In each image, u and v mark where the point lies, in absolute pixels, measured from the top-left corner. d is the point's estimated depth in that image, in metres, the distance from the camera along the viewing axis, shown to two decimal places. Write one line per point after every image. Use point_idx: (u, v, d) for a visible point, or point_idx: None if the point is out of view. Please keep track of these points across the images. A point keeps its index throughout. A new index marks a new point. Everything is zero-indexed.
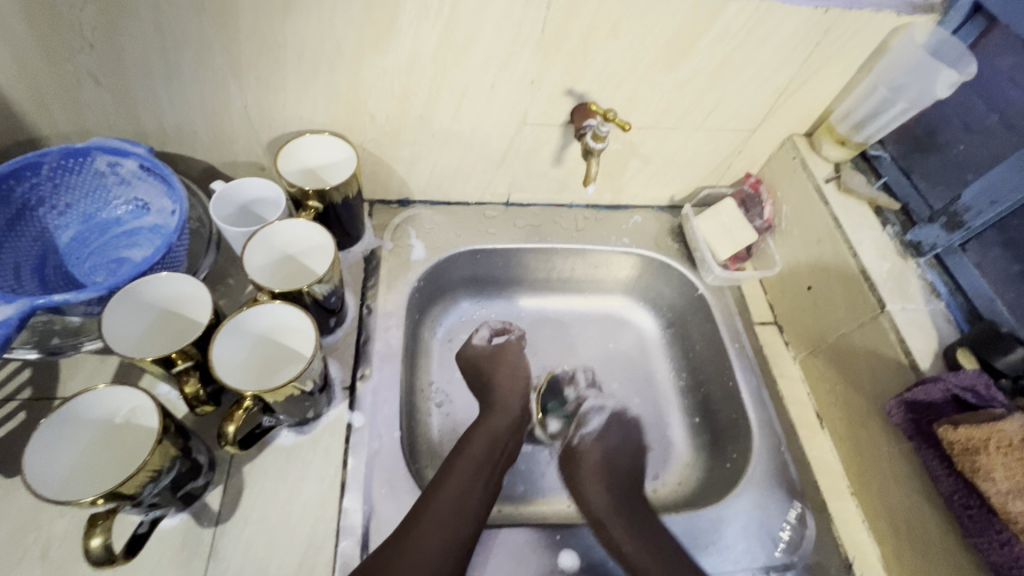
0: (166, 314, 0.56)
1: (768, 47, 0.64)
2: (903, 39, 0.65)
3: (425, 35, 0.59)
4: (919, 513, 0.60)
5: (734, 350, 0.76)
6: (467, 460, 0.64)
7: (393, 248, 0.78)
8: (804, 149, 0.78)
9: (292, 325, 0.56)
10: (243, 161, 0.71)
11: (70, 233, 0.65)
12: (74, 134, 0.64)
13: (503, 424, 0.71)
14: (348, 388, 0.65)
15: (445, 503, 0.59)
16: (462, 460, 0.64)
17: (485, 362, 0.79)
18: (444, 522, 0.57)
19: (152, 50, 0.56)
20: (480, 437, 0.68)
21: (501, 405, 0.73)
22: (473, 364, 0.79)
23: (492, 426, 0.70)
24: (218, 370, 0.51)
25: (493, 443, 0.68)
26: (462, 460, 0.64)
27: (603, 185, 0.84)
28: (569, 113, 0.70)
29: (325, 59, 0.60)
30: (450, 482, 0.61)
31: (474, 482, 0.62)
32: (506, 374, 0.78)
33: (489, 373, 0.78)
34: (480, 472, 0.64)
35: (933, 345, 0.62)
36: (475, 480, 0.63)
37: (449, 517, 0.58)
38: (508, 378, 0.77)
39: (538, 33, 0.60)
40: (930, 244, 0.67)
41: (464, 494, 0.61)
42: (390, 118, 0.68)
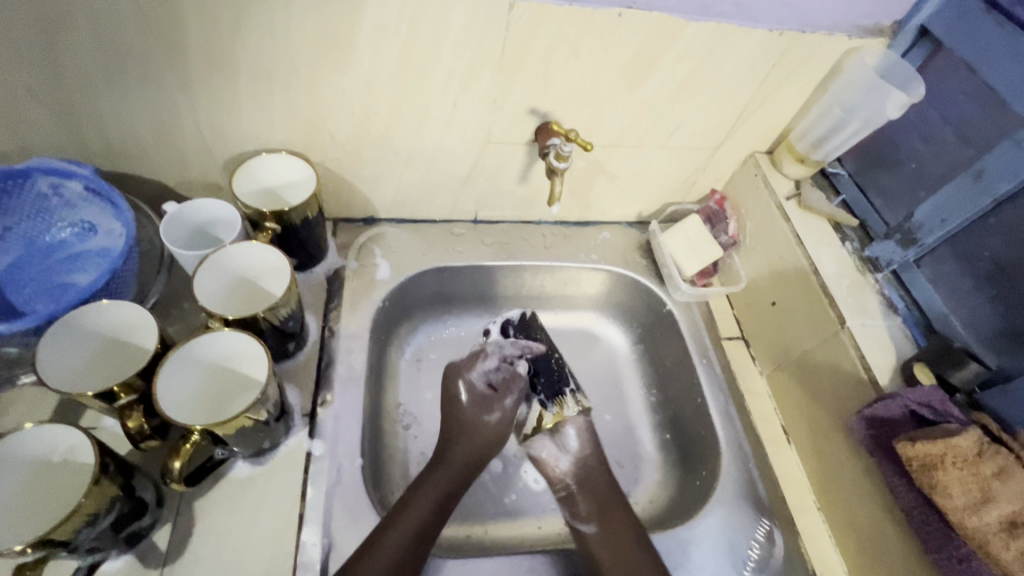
0: (110, 344, 0.54)
1: (726, 68, 0.65)
2: (855, 61, 0.67)
3: (383, 54, 0.58)
4: (883, 528, 0.60)
5: (702, 366, 0.76)
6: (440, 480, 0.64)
7: (358, 268, 0.76)
8: (766, 166, 0.79)
9: (245, 352, 0.54)
10: (198, 181, 0.69)
11: (9, 258, 0.62)
12: (14, 154, 0.61)
13: (483, 443, 0.71)
14: (308, 415, 0.63)
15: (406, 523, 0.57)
16: (433, 479, 0.64)
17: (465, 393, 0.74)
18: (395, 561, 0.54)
19: (97, 69, 0.54)
20: (456, 458, 0.68)
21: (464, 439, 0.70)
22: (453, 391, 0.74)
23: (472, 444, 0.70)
24: (161, 404, 0.49)
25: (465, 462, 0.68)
26: (433, 480, 0.64)
27: (570, 202, 0.84)
28: (533, 132, 0.70)
29: (280, 78, 0.59)
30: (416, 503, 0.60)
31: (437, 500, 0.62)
32: (478, 411, 0.73)
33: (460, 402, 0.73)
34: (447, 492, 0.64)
35: (891, 360, 0.63)
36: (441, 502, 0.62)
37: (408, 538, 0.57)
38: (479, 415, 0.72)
39: (498, 53, 0.60)
40: (886, 260, 0.70)
41: (424, 516, 0.59)
42: (351, 137, 0.67)
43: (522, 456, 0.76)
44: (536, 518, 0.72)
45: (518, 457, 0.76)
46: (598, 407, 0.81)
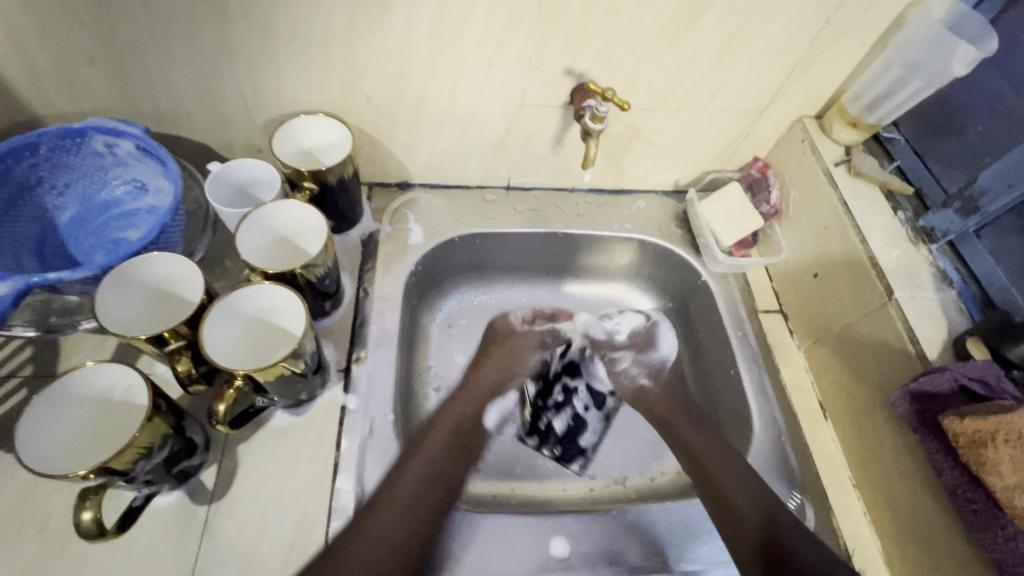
0: (160, 294, 0.57)
1: (777, 22, 0.62)
2: (920, 13, 0.62)
3: (419, 12, 0.57)
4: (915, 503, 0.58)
5: (736, 338, 0.75)
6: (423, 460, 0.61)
7: (391, 232, 0.77)
8: (814, 131, 0.75)
9: (283, 306, 0.56)
10: (240, 143, 0.71)
11: (69, 214, 0.65)
12: (71, 114, 0.65)
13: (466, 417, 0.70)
14: (343, 371, 0.65)
15: (399, 497, 0.57)
16: (419, 453, 0.62)
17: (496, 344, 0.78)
18: (407, 505, 0.58)
19: (145, 29, 0.56)
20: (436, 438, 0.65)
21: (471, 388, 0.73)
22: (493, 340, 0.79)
23: (452, 416, 0.69)
24: (208, 350, 0.51)
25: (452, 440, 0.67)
26: (415, 460, 0.61)
27: (605, 169, 0.82)
28: (569, 94, 0.68)
29: (318, 37, 0.59)
30: (412, 468, 0.60)
31: (438, 489, 0.61)
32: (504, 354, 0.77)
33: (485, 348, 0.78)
34: (442, 475, 0.62)
35: (942, 335, 0.59)
36: (439, 489, 0.61)
37: (405, 513, 0.57)
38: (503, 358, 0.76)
39: (535, 9, 0.58)
40: (943, 230, 0.65)
41: (419, 489, 0.59)
42: (386, 98, 0.67)
43: None
44: (561, 481, 0.73)
45: None
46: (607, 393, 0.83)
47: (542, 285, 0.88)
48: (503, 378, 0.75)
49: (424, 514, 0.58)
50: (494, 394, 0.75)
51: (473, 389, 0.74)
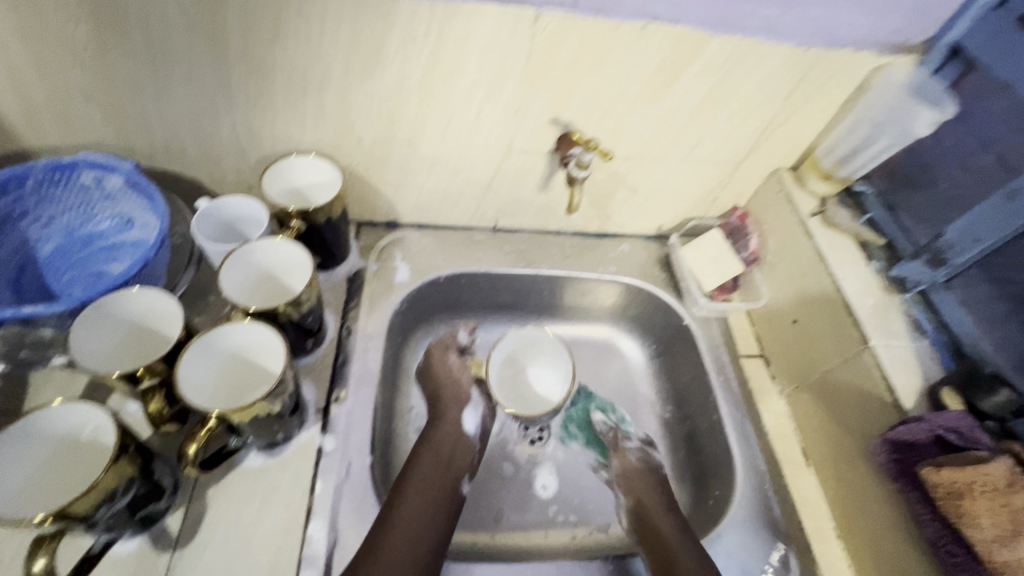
0: (134, 329, 0.56)
1: (751, 81, 0.65)
2: (883, 78, 0.66)
3: (411, 63, 0.60)
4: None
5: (718, 382, 0.75)
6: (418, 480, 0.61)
7: (378, 270, 0.78)
8: (790, 183, 0.78)
9: (263, 343, 0.55)
10: (232, 180, 0.72)
11: (51, 245, 0.65)
12: (64, 148, 0.65)
13: (447, 445, 0.66)
14: (322, 411, 0.64)
15: (403, 519, 0.56)
16: (408, 487, 0.59)
17: (443, 377, 0.74)
18: (404, 545, 0.55)
19: (144, 70, 0.58)
20: (426, 457, 0.63)
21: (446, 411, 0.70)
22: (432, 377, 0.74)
23: (435, 443, 0.66)
24: (182, 389, 0.50)
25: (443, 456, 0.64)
26: (407, 490, 0.59)
27: (590, 213, 0.84)
28: (555, 142, 0.71)
29: (313, 82, 0.61)
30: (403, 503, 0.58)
31: (436, 515, 0.59)
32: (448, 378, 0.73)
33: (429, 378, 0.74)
34: (439, 493, 0.61)
35: (917, 384, 0.60)
36: (440, 510, 0.60)
37: (408, 552, 0.55)
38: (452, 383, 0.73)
39: (523, 63, 0.61)
40: (914, 280, 0.67)
41: (415, 519, 0.57)
42: (378, 141, 0.69)
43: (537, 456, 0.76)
44: (543, 528, 0.72)
45: (533, 457, 0.76)
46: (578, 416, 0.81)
47: (531, 326, 0.88)
48: (459, 385, 0.73)
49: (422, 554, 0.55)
50: (460, 400, 0.71)
51: (440, 403, 0.71)
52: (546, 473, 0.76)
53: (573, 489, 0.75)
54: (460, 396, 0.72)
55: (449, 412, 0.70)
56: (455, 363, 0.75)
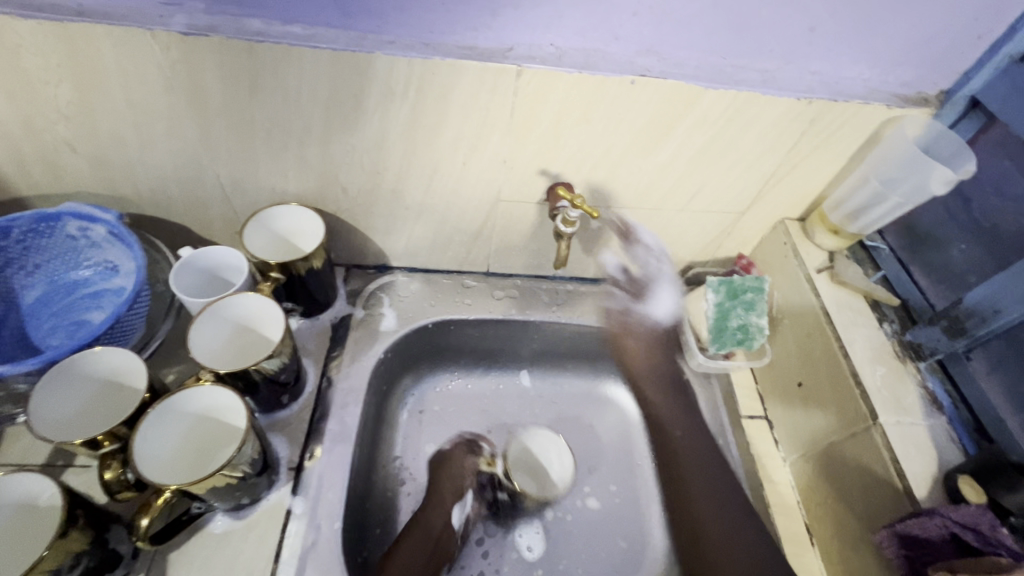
0: (103, 388, 0.55)
1: (750, 134, 0.62)
2: (894, 131, 0.61)
3: (392, 118, 0.58)
4: (728, 531, 0.62)
5: (717, 446, 0.70)
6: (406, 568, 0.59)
7: (363, 316, 0.76)
8: (796, 234, 0.74)
9: (228, 406, 0.54)
10: (219, 226, 0.72)
11: (35, 293, 0.65)
12: (54, 196, 0.66)
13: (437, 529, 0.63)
14: (294, 469, 0.62)
15: None
16: None
17: (442, 466, 0.70)
18: None
19: (126, 124, 0.58)
20: (414, 543, 0.61)
21: (441, 494, 0.67)
22: (433, 464, 0.71)
23: (424, 529, 0.63)
24: (138, 459, 0.48)
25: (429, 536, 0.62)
26: None
27: (586, 260, 0.81)
28: (545, 192, 0.68)
29: (294, 135, 0.60)
30: None
31: None
32: (452, 471, 0.69)
33: (434, 466, 0.71)
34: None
35: (932, 468, 0.55)
36: None
37: None
38: (452, 475, 0.69)
39: (507, 117, 0.59)
40: (931, 347, 0.62)
41: None
42: (363, 191, 0.68)
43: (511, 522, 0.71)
44: None
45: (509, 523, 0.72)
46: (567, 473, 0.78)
47: (523, 373, 0.85)
48: (457, 478, 0.69)
49: None
50: (456, 491, 0.67)
51: (434, 488, 0.68)
52: (531, 532, 0.71)
53: (560, 553, 0.71)
54: (460, 490, 0.68)
55: (444, 497, 0.67)
56: (471, 465, 0.70)
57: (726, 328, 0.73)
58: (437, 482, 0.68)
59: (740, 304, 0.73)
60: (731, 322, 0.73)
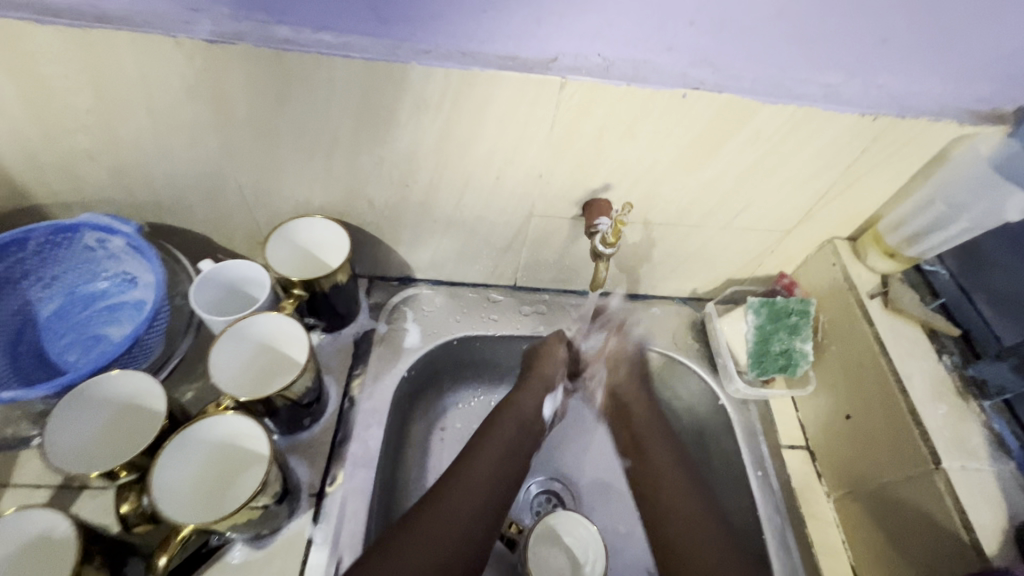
0: (119, 413, 0.53)
1: (807, 151, 0.57)
2: (966, 150, 0.56)
3: (425, 129, 0.55)
4: (674, 514, 0.60)
5: (756, 479, 0.67)
6: (469, 493, 0.59)
7: (386, 332, 0.73)
8: (847, 255, 0.69)
9: (249, 433, 0.51)
10: (240, 236, 0.69)
11: (52, 306, 0.63)
12: (72, 205, 0.63)
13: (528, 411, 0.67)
14: (316, 496, 0.60)
15: (455, 504, 0.57)
16: (468, 474, 0.61)
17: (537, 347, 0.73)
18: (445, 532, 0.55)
19: (147, 134, 0.55)
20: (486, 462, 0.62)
21: (541, 372, 0.71)
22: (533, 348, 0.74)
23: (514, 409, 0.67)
24: (156, 493, 0.46)
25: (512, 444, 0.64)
26: (466, 475, 0.60)
27: (618, 275, 0.77)
28: (582, 207, 0.65)
29: (321, 146, 0.57)
30: (464, 488, 0.59)
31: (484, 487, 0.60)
32: (550, 362, 0.71)
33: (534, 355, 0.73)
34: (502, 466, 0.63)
35: (1000, 521, 0.51)
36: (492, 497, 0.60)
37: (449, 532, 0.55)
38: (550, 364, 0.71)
39: (547, 130, 0.55)
40: (997, 385, 0.58)
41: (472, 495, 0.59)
42: (389, 203, 0.64)
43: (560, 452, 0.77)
44: None
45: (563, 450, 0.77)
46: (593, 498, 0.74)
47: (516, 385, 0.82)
48: (550, 365, 0.71)
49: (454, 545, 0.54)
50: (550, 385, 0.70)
51: (533, 370, 0.71)
52: None
53: None
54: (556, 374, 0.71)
55: (543, 366, 0.71)
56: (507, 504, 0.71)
57: (767, 351, 0.70)
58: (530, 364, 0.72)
59: (784, 326, 0.70)
60: (772, 346, 0.70)
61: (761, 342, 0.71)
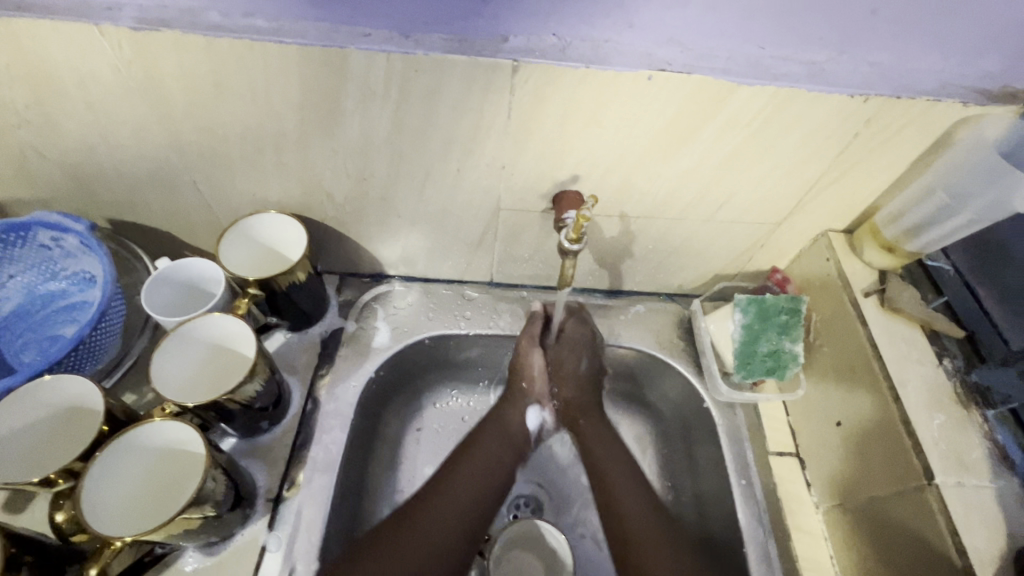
0: (58, 421, 0.51)
1: (793, 136, 0.52)
2: (970, 133, 0.51)
3: (375, 121, 0.52)
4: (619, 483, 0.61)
5: (739, 488, 0.63)
6: (456, 493, 0.59)
7: (355, 331, 0.71)
8: (842, 249, 0.64)
9: (190, 439, 0.50)
10: (202, 233, 0.67)
11: (11, 305, 0.62)
12: (31, 203, 0.62)
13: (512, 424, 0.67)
14: (272, 501, 0.58)
15: (440, 506, 0.58)
16: (461, 474, 0.61)
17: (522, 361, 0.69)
18: (439, 526, 0.57)
19: (91, 129, 0.53)
20: (478, 464, 0.62)
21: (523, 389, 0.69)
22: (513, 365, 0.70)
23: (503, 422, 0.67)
24: (85, 503, 0.45)
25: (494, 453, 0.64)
26: (459, 475, 0.61)
27: (599, 271, 0.73)
28: (551, 200, 0.61)
29: (270, 140, 0.54)
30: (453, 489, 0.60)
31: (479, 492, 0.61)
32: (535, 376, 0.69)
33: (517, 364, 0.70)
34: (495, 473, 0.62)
35: (999, 544, 0.46)
36: (485, 497, 0.60)
37: (440, 524, 0.57)
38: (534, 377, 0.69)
39: (505, 119, 0.51)
40: (1003, 394, 0.54)
41: (464, 498, 0.59)
42: (349, 198, 0.61)
43: (560, 468, 0.73)
44: None
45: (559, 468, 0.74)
46: (571, 504, 0.71)
47: (494, 389, 0.79)
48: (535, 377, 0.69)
49: (451, 538, 0.56)
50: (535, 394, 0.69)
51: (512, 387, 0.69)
52: None
53: None
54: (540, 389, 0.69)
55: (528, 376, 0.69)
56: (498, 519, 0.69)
57: (754, 353, 0.66)
58: (515, 375, 0.70)
59: (772, 326, 0.66)
60: (760, 347, 0.66)
61: (748, 345, 0.66)
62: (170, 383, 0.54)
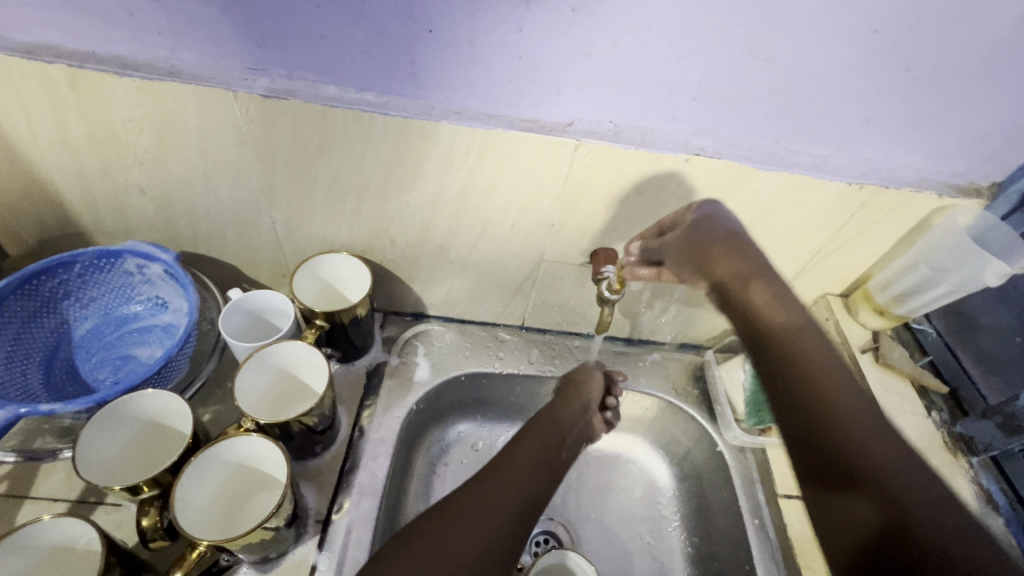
0: (148, 429, 0.55)
1: (800, 212, 0.62)
2: (946, 220, 0.61)
3: (449, 179, 0.60)
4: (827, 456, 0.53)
5: (753, 527, 0.67)
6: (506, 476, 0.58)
7: (398, 365, 0.76)
8: (839, 311, 0.73)
9: (267, 453, 0.54)
10: (267, 268, 0.73)
11: (87, 325, 0.67)
12: (115, 232, 0.68)
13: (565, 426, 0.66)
14: (322, 522, 0.61)
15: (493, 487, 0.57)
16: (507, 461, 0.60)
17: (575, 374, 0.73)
18: (488, 504, 0.55)
19: (195, 171, 0.60)
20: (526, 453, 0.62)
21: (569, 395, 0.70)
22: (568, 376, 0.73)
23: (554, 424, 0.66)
24: (177, 507, 0.48)
25: (549, 455, 0.63)
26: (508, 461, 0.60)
27: (621, 321, 0.81)
28: (589, 256, 0.69)
29: (352, 191, 0.62)
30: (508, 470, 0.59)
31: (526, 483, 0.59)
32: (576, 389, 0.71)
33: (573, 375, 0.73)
34: (540, 466, 0.61)
35: None
36: (532, 483, 0.59)
37: (488, 501, 0.55)
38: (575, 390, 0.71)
39: (561, 185, 0.60)
40: (984, 443, 0.61)
41: (509, 482, 0.58)
42: (410, 243, 0.69)
43: (581, 505, 0.78)
44: None
45: (580, 505, 0.78)
46: (591, 541, 0.75)
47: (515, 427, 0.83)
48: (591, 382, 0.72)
49: (504, 519, 0.54)
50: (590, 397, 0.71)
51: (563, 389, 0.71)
52: None
53: None
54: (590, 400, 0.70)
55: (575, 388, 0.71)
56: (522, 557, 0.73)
57: None
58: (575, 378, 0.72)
59: None
60: None
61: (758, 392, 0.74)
62: (249, 398, 0.59)
